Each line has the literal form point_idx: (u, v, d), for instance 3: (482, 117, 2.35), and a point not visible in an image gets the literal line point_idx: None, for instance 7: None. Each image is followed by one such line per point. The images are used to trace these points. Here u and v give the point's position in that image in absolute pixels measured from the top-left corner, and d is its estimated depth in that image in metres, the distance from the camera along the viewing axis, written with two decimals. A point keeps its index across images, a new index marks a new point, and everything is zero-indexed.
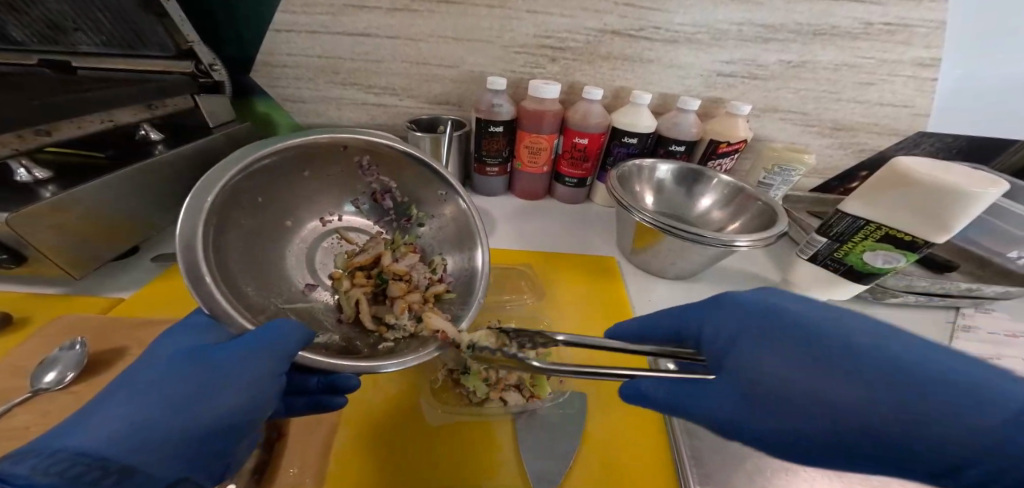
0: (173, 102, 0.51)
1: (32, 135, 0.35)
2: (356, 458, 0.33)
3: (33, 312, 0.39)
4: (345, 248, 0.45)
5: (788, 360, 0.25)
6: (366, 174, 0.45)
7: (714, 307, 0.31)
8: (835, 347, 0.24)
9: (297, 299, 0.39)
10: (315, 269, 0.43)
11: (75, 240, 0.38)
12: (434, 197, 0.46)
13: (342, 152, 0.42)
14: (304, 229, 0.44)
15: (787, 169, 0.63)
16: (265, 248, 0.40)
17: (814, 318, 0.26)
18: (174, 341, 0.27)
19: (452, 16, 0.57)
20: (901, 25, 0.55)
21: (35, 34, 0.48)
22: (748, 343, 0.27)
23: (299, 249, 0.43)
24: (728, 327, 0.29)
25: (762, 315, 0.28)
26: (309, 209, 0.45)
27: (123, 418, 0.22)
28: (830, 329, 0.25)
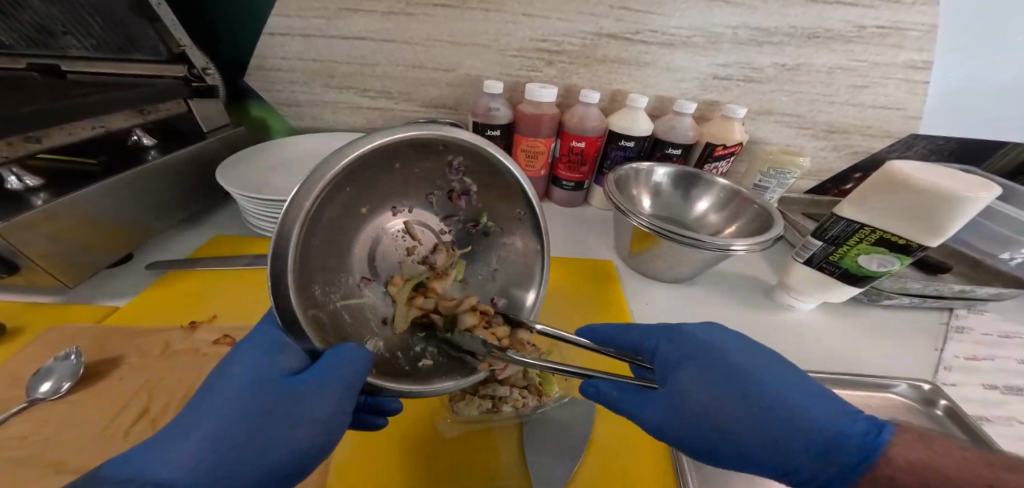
0: (166, 106, 0.51)
1: (21, 142, 0.36)
2: (358, 467, 0.33)
3: (25, 323, 0.38)
4: (407, 245, 0.38)
5: (706, 387, 0.28)
6: (454, 172, 0.36)
7: (669, 334, 0.33)
8: (747, 389, 0.26)
9: (353, 295, 0.34)
10: (375, 263, 0.36)
11: (67, 247, 0.37)
12: (512, 214, 0.39)
13: (435, 149, 0.33)
14: (374, 217, 0.36)
15: (782, 172, 0.63)
16: (335, 242, 0.32)
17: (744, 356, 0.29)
18: (247, 351, 0.27)
19: (449, 19, 0.57)
20: (893, 28, 0.55)
21: (23, 37, 0.46)
22: (686, 367, 0.29)
23: (363, 240, 0.35)
24: (675, 354, 0.31)
25: (698, 349, 0.30)
26: (388, 195, 0.35)
27: (207, 448, 0.22)
28: (743, 366, 0.28)
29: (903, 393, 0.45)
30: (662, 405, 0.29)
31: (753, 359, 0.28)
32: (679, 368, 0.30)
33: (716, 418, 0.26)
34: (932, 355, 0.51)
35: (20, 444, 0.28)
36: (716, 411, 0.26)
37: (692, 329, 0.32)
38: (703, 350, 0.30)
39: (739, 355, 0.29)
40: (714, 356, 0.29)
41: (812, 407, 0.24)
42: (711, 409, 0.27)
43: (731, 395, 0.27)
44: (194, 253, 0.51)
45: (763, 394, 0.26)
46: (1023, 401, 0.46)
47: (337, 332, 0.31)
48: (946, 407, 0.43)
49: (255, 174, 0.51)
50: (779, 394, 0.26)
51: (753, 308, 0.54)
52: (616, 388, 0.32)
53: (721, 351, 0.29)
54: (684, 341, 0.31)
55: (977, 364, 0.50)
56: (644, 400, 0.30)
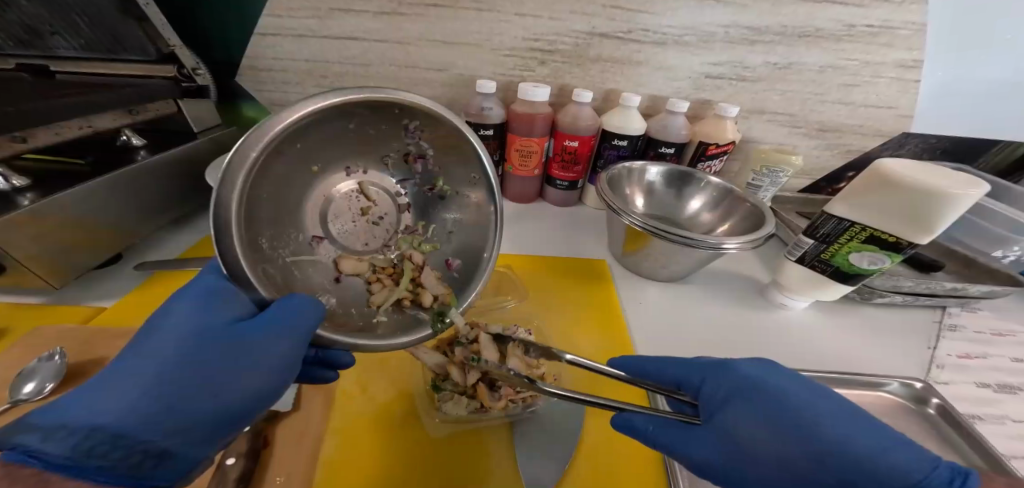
0: (155, 107, 0.50)
1: (6, 142, 0.35)
2: (345, 469, 0.32)
3: (10, 324, 0.38)
4: (362, 206, 0.38)
5: (758, 432, 0.27)
6: (410, 136, 0.37)
7: (716, 367, 0.31)
8: (804, 434, 0.25)
9: (303, 251, 0.34)
10: (327, 221, 0.36)
11: (54, 247, 0.37)
12: (468, 178, 0.39)
13: (392, 112, 0.34)
14: (327, 179, 0.36)
15: (775, 171, 0.63)
16: (284, 198, 0.32)
17: (801, 398, 0.27)
18: (187, 302, 0.26)
19: (441, 19, 0.57)
20: (884, 27, 0.56)
21: (10, 38, 0.46)
22: (734, 407, 0.28)
23: (316, 200, 0.36)
24: (719, 392, 0.30)
25: (740, 389, 0.29)
26: (341, 154, 0.36)
27: (147, 392, 0.21)
28: (800, 409, 0.26)
29: (894, 392, 0.45)
30: (706, 443, 0.29)
31: (812, 399, 0.26)
32: (727, 408, 0.29)
33: (777, 464, 0.25)
34: (925, 353, 0.51)
35: None
36: (770, 455, 0.26)
37: (741, 366, 0.30)
38: (749, 387, 0.29)
39: (797, 395, 0.27)
40: (765, 396, 0.28)
41: (875, 448, 0.22)
42: (771, 455, 0.26)
43: (784, 440, 0.25)
44: (184, 254, 0.51)
45: (820, 444, 0.24)
46: (1016, 399, 0.46)
47: (286, 289, 0.31)
48: (938, 406, 0.43)
49: None
50: (846, 445, 0.23)
51: (744, 306, 0.54)
52: (652, 425, 0.31)
53: (770, 390, 0.28)
54: (729, 378, 0.30)
55: (970, 362, 0.50)
56: (693, 440, 0.29)
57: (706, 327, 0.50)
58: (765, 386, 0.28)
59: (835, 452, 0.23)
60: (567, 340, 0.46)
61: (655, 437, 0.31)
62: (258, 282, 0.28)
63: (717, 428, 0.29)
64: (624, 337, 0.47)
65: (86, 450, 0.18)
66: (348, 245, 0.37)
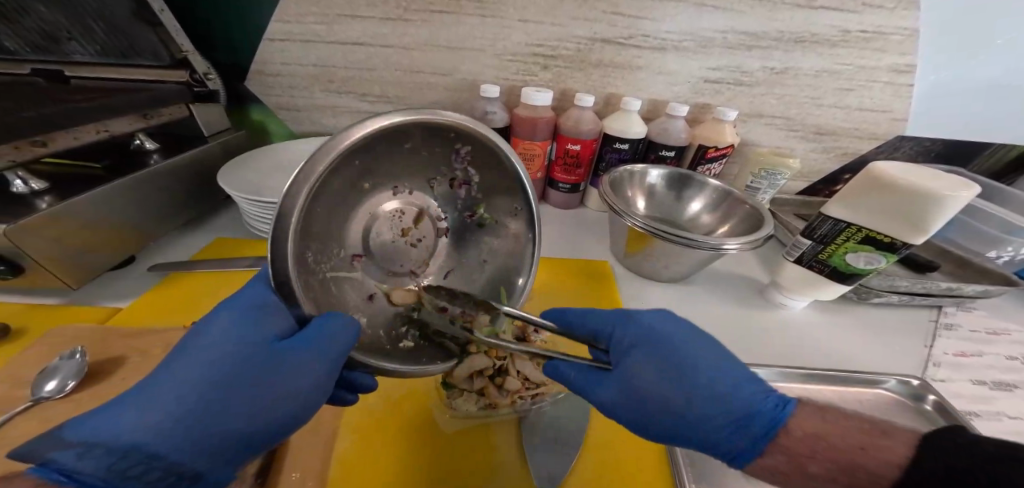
0: (168, 111, 0.51)
1: (28, 146, 0.36)
2: (359, 464, 0.33)
3: (30, 324, 0.39)
4: (400, 227, 0.35)
5: (655, 377, 0.29)
6: (460, 161, 0.35)
7: (624, 321, 0.32)
8: (686, 382, 0.28)
9: (342, 268, 0.32)
10: (370, 241, 0.33)
11: (73, 249, 0.38)
12: (507, 207, 0.38)
13: (446, 136, 0.33)
14: (374, 197, 0.33)
15: (773, 174, 0.66)
16: (333, 214, 0.30)
17: (688, 348, 0.30)
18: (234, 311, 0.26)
19: (446, 25, 0.58)
20: (877, 32, 0.57)
21: (28, 43, 0.48)
22: (642, 354, 0.30)
23: (359, 220, 0.33)
24: (630, 340, 0.31)
25: (648, 340, 0.30)
26: (391, 172, 0.33)
27: (186, 408, 0.23)
28: (690, 360, 0.29)
29: (892, 389, 0.46)
30: (612, 385, 0.30)
31: (693, 343, 0.30)
32: (630, 355, 0.30)
33: (667, 408, 0.28)
34: (922, 352, 0.52)
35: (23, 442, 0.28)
36: (659, 396, 0.28)
37: (644, 318, 0.32)
38: (655, 340, 0.30)
39: (689, 347, 0.30)
40: (661, 346, 0.30)
41: (739, 389, 0.27)
42: (664, 401, 0.28)
43: (674, 382, 0.28)
44: (195, 255, 0.51)
45: (698, 387, 0.28)
46: (1011, 396, 0.47)
47: (320, 303, 0.30)
48: (934, 402, 0.44)
49: (256, 177, 0.52)
50: (713, 385, 0.28)
51: (745, 307, 0.55)
52: (574, 371, 0.32)
53: (665, 337, 0.30)
54: (638, 328, 0.31)
55: (966, 361, 0.51)
56: (598, 383, 0.30)
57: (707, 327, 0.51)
58: (670, 339, 0.30)
59: (710, 394, 0.27)
60: (571, 339, 0.47)
61: (575, 381, 0.32)
62: (301, 295, 0.27)
63: (621, 369, 0.30)
64: None
65: (120, 472, 0.20)
66: (387, 267, 0.35)
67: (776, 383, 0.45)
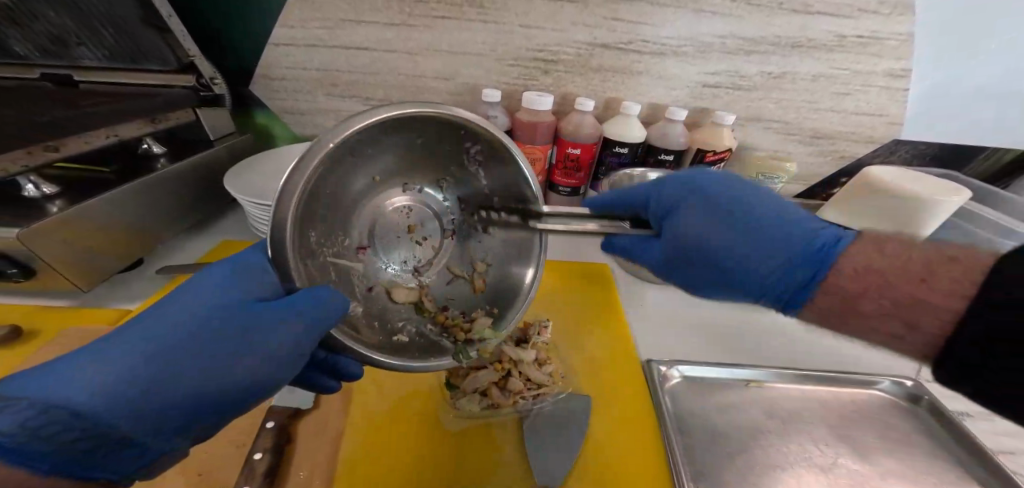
0: (176, 115, 0.51)
1: (41, 150, 0.37)
2: (364, 462, 0.34)
3: (42, 325, 0.40)
4: (405, 223, 0.37)
5: (706, 227, 0.32)
6: (472, 160, 0.35)
7: (678, 181, 0.35)
8: (742, 218, 0.31)
9: (344, 256, 0.33)
10: (376, 232, 0.36)
11: (84, 252, 0.39)
12: (515, 208, 0.37)
13: (457, 133, 0.32)
14: (384, 192, 0.36)
15: (771, 177, 0.67)
16: (340, 202, 0.31)
17: (737, 192, 0.33)
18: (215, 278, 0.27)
19: (448, 30, 0.59)
20: (872, 38, 0.58)
21: (38, 48, 0.50)
22: (690, 212, 0.33)
23: (368, 213, 0.35)
24: (673, 189, 0.35)
25: (693, 190, 0.34)
26: (402, 168, 0.35)
27: (140, 368, 0.22)
28: (743, 204, 0.32)
29: (887, 390, 0.47)
30: (659, 250, 0.35)
31: (742, 190, 0.33)
32: (684, 209, 0.33)
33: (727, 246, 0.31)
34: None
35: None
36: (716, 248, 0.31)
37: (701, 182, 0.34)
38: (705, 192, 0.33)
39: (738, 188, 0.33)
40: (713, 191, 0.33)
41: (794, 235, 0.30)
42: (724, 243, 0.31)
43: (724, 226, 0.32)
44: (202, 257, 0.52)
45: (755, 233, 0.30)
46: None
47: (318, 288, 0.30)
48: (927, 403, 0.45)
49: (261, 181, 0.53)
50: (757, 223, 0.31)
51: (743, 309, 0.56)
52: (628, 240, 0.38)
53: (708, 185, 0.34)
54: (683, 182, 0.35)
55: None
56: (649, 245, 0.36)
57: (705, 328, 0.51)
58: (720, 188, 0.33)
59: (767, 238, 0.30)
60: (573, 342, 0.48)
61: (631, 251, 0.37)
62: (296, 274, 0.28)
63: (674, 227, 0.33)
64: (627, 339, 0.48)
65: (43, 434, 0.18)
66: (391, 258, 0.37)
67: (772, 383, 0.46)
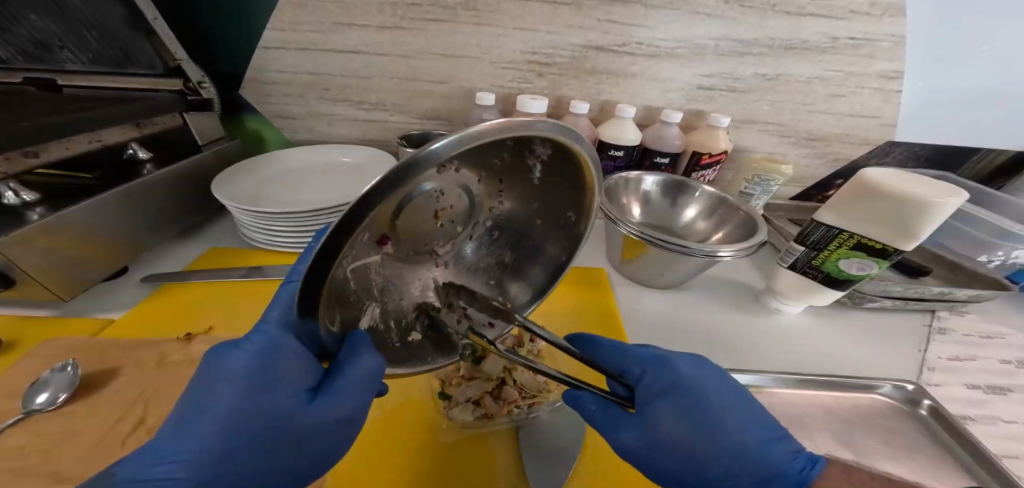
0: (161, 120, 0.51)
1: (19, 157, 0.37)
2: (353, 473, 0.33)
3: (20, 337, 0.38)
4: (438, 211, 0.26)
5: (675, 425, 0.29)
6: (534, 157, 0.28)
7: (656, 364, 0.32)
8: (709, 426, 0.28)
9: (362, 259, 0.25)
10: (399, 227, 0.25)
11: (64, 261, 0.38)
12: (561, 217, 0.35)
13: (533, 139, 0.25)
14: (426, 179, 0.23)
15: (766, 179, 0.66)
16: (376, 217, 0.22)
17: (716, 399, 0.30)
18: (245, 369, 0.24)
19: (440, 33, 0.58)
20: (865, 39, 0.58)
21: (19, 51, 0.47)
22: (660, 401, 0.30)
23: (397, 205, 0.23)
24: (653, 385, 0.31)
25: (681, 386, 0.30)
26: (458, 155, 0.23)
27: (221, 469, 0.22)
28: (709, 402, 0.29)
29: (889, 394, 0.46)
30: (635, 427, 0.30)
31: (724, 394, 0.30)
32: (656, 402, 0.30)
33: (696, 455, 0.28)
34: (916, 356, 0.52)
35: (14, 455, 0.28)
36: (692, 449, 0.28)
37: (677, 361, 0.31)
38: (682, 389, 0.30)
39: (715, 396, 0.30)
40: (687, 390, 0.30)
41: (769, 449, 0.27)
42: (695, 450, 0.28)
43: (695, 429, 0.29)
44: (189, 265, 0.51)
45: (728, 451, 0.27)
46: (1004, 400, 0.48)
47: (332, 303, 0.25)
48: (929, 407, 0.44)
49: (252, 186, 0.52)
50: (745, 441, 0.27)
51: (742, 313, 0.55)
52: (595, 407, 0.32)
53: (688, 378, 0.31)
54: (667, 372, 0.31)
55: (959, 365, 0.51)
56: (621, 424, 0.31)
57: (702, 334, 0.51)
58: (698, 389, 0.30)
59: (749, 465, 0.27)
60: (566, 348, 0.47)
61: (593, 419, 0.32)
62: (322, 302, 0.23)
63: (643, 418, 0.30)
64: None
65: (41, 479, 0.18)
66: (410, 251, 0.28)
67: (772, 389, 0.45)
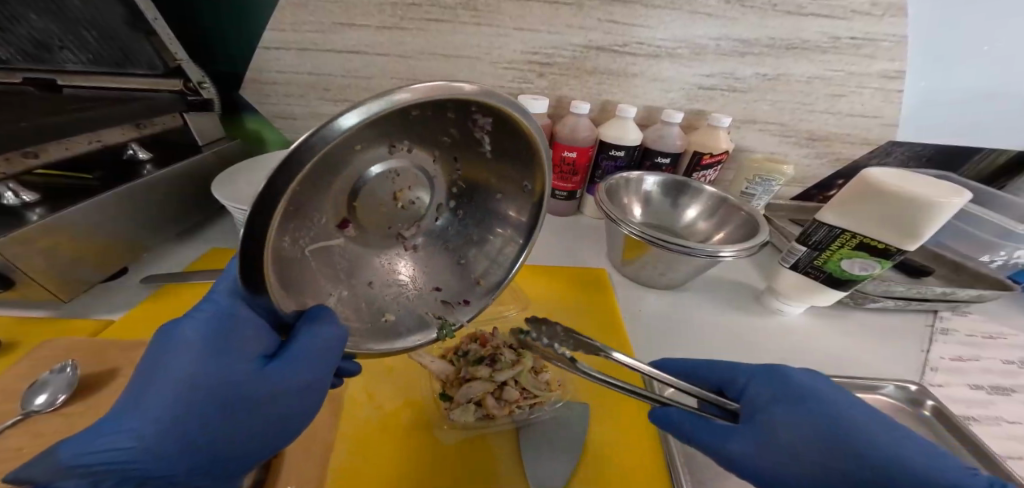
0: (162, 121, 0.51)
1: (18, 158, 0.36)
2: (355, 474, 0.33)
3: (20, 338, 0.38)
4: (393, 191, 0.29)
5: (798, 426, 0.28)
6: (478, 129, 0.29)
7: (768, 375, 0.32)
8: (838, 429, 0.27)
9: (320, 238, 0.27)
10: (356, 206, 0.28)
11: (63, 262, 0.38)
12: (519, 189, 0.35)
13: (468, 107, 0.27)
14: (367, 155, 0.26)
15: (767, 179, 0.66)
16: (315, 191, 0.24)
17: (844, 408, 0.28)
18: (196, 341, 0.24)
19: (441, 33, 0.58)
20: (866, 39, 0.58)
21: (20, 51, 0.48)
22: (780, 407, 0.30)
23: (343, 182, 0.26)
24: (767, 395, 0.31)
25: (788, 395, 0.30)
26: (391, 129, 0.26)
27: (180, 439, 0.22)
28: (824, 405, 0.29)
29: (891, 394, 0.46)
30: (747, 438, 0.29)
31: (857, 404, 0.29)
32: (774, 409, 0.30)
33: (821, 462, 0.27)
34: (918, 356, 0.52)
35: (13, 456, 0.27)
36: (811, 454, 0.27)
37: (793, 372, 0.32)
38: (803, 396, 0.30)
39: (841, 401, 0.29)
40: (795, 397, 0.30)
41: (908, 450, 0.25)
42: (819, 455, 0.27)
43: (820, 434, 0.27)
44: (189, 266, 0.51)
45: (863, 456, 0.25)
46: (1008, 400, 0.48)
47: (292, 286, 0.27)
48: (932, 407, 0.44)
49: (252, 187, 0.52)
50: (870, 439, 0.26)
51: (743, 314, 0.55)
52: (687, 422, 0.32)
53: (810, 388, 0.30)
54: (789, 385, 0.31)
55: (962, 365, 0.51)
56: (727, 434, 0.30)
57: (703, 334, 0.50)
58: (815, 396, 0.30)
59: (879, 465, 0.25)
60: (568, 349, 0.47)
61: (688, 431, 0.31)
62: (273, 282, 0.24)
63: (759, 427, 0.30)
64: (626, 347, 0.47)
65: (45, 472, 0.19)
66: (373, 232, 0.31)
67: None
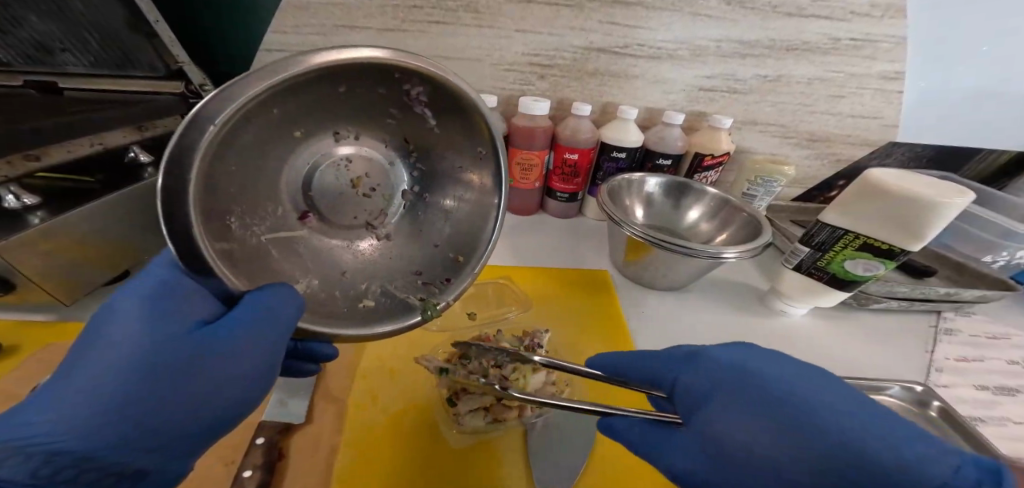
0: (163, 123, 0.50)
1: (20, 160, 0.36)
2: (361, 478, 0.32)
3: (18, 342, 0.38)
4: (347, 177, 0.34)
5: (735, 414, 0.26)
6: (416, 103, 0.32)
7: (688, 363, 0.31)
8: (788, 412, 0.25)
9: (281, 226, 0.31)
10: (312, 193, 0.33)
11: (61, 265, 0.37)
12: (473, 153, 0.35)
13: (392, 76, 0.29)
14: (312, 142, 0.32)
15: (769, 180, 0.66)
16: (253, 173, 0.28)
17: (793, 386, 0.26)
18: (130, 311, 0.24)
19: (442, 36, 0.58)
20: (866, 40, 0.58)
21: (22, 55, 0.48)
22: (715, 403, 0.28)
23: (295, 168, 0.32)
24: (699, 384, 0.29)
25: (726, 383, 0.28)
26: (325, 116, 0.31)
27: (115, 413, 0.22)
28: (771, 387, 0.26)
29: (896, 395, 0.46)
30: (689, 446, 0.28)
31: (801, 381, 0.26)
32: (705, 408, 0.28)
33: (769, 460, 0.24)
34: (922, 356, 0.52)
35: None
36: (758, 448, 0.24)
37: (712, 352, 0.30)
38: (735, 371, 0.28)
39: (769, 373, 0.27)
40: (729, 381, 0.28)
41: (860, 428, 0.22)
42: (767, 452, 0.24)
43: (759, 419, 0.25)
44: None
45: (813, 440, 0.23)
46: (1014, 401, 0.47)
47: (258, 277, 0.29)
48: (939, 409, 0.44)
49: None
50: (817, 414, 0.24)
51: (746, 315, 0.55)
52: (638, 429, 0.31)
53: (754, 368, 0.28)
54: (706, 367, 0.30)
55: (966, 366, 0.51)
56: (672, 443, 0.29)
57: (706, 335, 0.50)
58: (757, 377, 0.27)
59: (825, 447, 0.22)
60: (571, 351, 0.47)
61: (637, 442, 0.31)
62: (217, 267, 0.25)
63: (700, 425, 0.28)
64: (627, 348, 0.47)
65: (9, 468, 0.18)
66: (336, 220, 0.34)
67: None
